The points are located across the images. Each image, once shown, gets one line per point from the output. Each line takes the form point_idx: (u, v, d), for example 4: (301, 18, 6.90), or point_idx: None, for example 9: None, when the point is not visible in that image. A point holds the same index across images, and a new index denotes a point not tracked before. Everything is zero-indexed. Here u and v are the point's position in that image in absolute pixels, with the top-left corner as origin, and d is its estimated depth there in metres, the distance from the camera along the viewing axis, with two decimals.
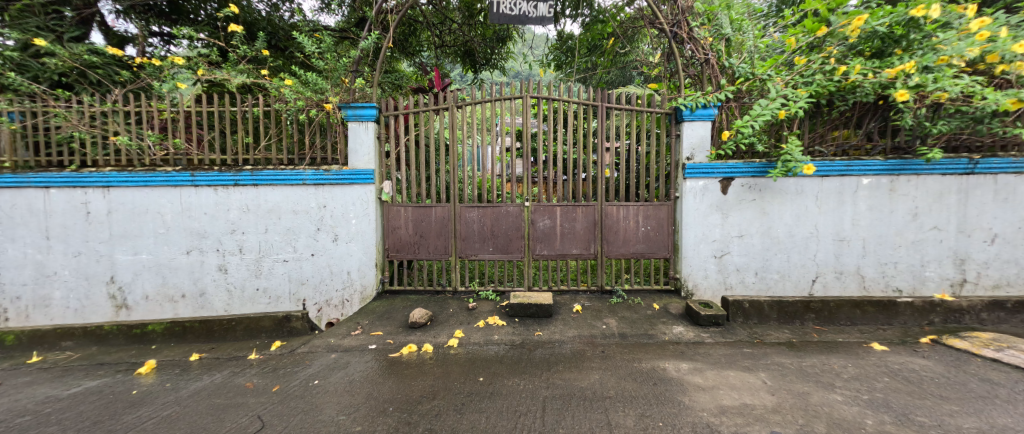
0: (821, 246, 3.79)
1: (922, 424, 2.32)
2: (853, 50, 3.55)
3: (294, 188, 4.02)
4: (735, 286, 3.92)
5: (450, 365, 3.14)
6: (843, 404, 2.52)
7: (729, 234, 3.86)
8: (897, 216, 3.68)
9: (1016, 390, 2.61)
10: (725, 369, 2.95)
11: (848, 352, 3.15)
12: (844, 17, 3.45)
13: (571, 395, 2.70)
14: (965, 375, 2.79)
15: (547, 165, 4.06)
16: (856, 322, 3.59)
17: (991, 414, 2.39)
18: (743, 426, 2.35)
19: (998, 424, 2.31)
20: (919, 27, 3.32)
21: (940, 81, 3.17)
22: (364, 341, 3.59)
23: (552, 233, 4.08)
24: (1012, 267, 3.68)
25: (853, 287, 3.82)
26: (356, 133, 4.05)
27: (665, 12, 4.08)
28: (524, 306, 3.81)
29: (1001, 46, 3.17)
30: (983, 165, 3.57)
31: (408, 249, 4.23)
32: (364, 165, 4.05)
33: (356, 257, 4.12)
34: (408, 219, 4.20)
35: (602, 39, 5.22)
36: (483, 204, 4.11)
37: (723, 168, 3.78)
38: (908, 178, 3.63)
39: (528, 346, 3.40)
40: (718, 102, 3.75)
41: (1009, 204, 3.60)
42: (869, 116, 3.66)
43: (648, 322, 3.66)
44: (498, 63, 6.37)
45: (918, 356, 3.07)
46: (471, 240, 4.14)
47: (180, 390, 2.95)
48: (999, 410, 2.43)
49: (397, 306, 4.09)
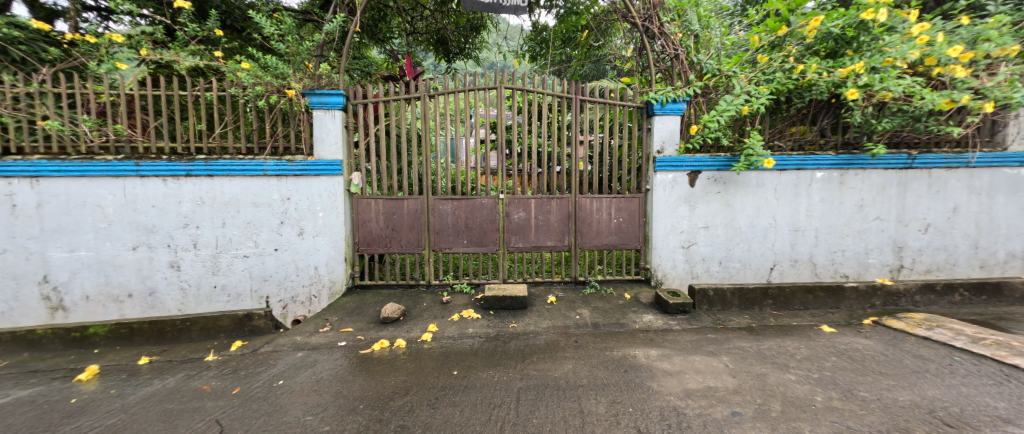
0: (778, 236, 3.98)
1: (864, 398, 2.53)
2: (810, 50, 3.76)
3: (254, 179, 3.81)
4: (702, 275, 4.06)
5: (423, 360, 3.10)
6: (796, 383, 2.70)
7: (695, 225, 3.97)
8: (845, 208, 3.92)
9: (943, 364, 2.89)
10: (691, 354, 3.09)
11: (800, 335, 3.37)
12: (803, 18, 3.61)
13: (545, 385, 2.74)
14: (901, 353, 3.06)
15: (522, 158, 4.00)
16: (808, 306, 3.84)
17: (922, 387, 2.63)
18: (707, 408, 2.46)
19: (928, 396, 2.55)
20: (868, 30, 3.57)
21: (885, 81, 3.41)
22: (333, 338, 3.48)
23: (526, 225, 4.06)
24: (941, 254, 3.99)
25: (806, 274, 4.06)
26: (322, 122, 3.89)
27: (638, 6, 4.08)
28: (498, 298, 3.83)
29: (938, 49, 3.43)
30: (920, 160, 3.84)
31: (379, 242, 4.11)
32: (332, 156, 3.92)
33: (323, 251, 3.99)
34: (379, 212, 4.07)
35: (577, 31, 5.15)
36: (457, 196, 4.03)
37: (692, 162, 3.86)
38: (855, 172, 3.87)
39: (503, 338, 3.41)
40: (687, 97, 3.82)
41: (941, 196, 3.89)
42: (823, 114, 3.88)
43: (620, 311, 3.76)
44: (472, 53, 6.22)
45: (861, 336, 3.33)
46: (445, 233, 4.07)
47: (126, 396, 2.75)
48: (929, 383, 2.68)
49: (368, 302, 4.02)
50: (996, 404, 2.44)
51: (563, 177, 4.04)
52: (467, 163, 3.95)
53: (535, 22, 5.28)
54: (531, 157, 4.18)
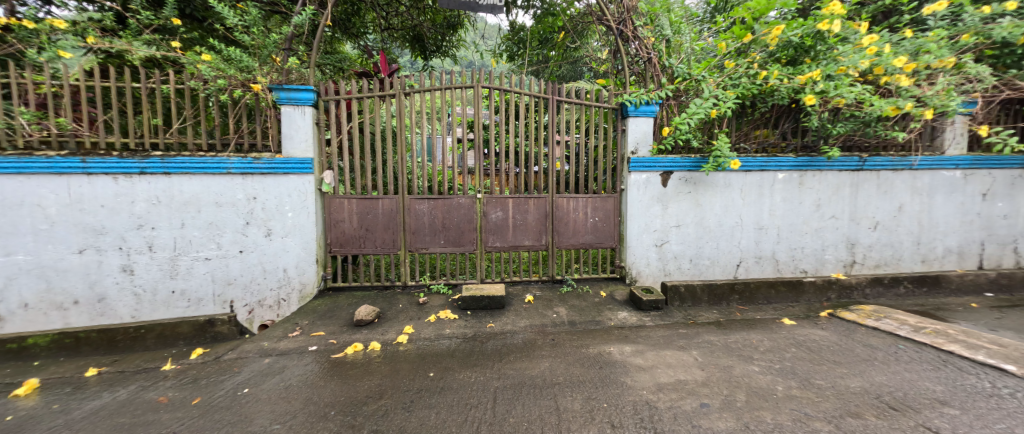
0: (744, 234, 4.16)
1: (820, 386, 2.69)
2: (772, 57, 3.95)
3: (216, 178, 3.62)
4: (673, 272, 4.20)
5: (398, 362, 3.04)
6: (759, 374, 2.84)
7: (668, 224, 4.09)
8: (804, 207, 4.15)
9: (889, 352, 3.12)
10: (663, 349, 3.19)
11: (764, 328, 3.55)
12: (765, 27, 3.81)
13: (521, 384, 2.75)
14: (852, 343, 3.28)
15: (501, 158, 4.00)
16: (771, 300, 4.04)
17: (871, 374, 2.83)
18: (677, 401, 2.55)
19: (876, 382, 2.74)
20: (824, 40, 3.78)
21: (839, 89, 3.60)
22: (302, 343, 3.37)
23: (504, 225, 4.06)
24: (890, 250, 4.28)
25: (769, 270, 4.27)
26: (290, 118, 3.77)
27: (612, 10, 4.17)
28: (476, 298, 3.82)
29: (885, 59, 3.65)
30: (870, 163, 4.11)
31: (353, 243, 4.03)
32: (302, 154, 3.81)
33: (293, 253, 3.86)
34: (353, 212, 3.98)
35: (554, 32, 5.11)
36: (434, 196, 3.98)
37: (664, 162, 3.98)
38: (814, 173, 4.10)
39: (480, 338, 3.40)
40: (660, 99, 3.91)
41: (888, 196, 4.18)
42: (784, 118, 4.10)
43: (596, 309, 3.83)
44: (449, 51, 6.16)
45: (818, 328, 3.54)
46: (421, 233, 4.02)
47: (72, 411, 2.55)
48: (877, 370, 2.88)
49: (340, 304, 3.91)
50: (934, 387, 2.66)
51: (540, 176, 4.06)
52: (445, 162, 3.91)
53: (513, 22, 5.27)
54: (509, 157, 4.18)
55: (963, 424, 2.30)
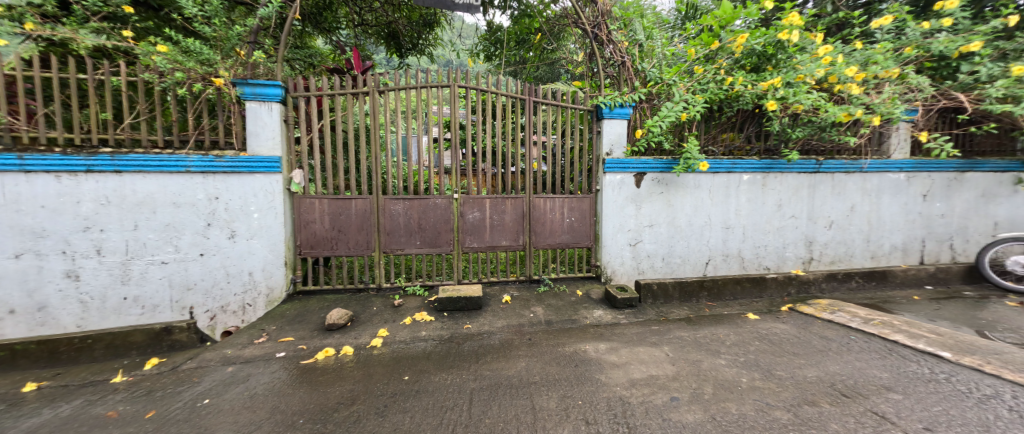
0: (712, 233, 4.33)
1: (780, 377, 2.84)
2: (737, 64, 4.12)
3: (174, 176, 3.41)
4: (647, 270, 4.31)
5: (372, 367, 2.97)
6: (726, 367, 2.96)
7: (641, 224, 4.20)
8: (767, 207, 4.37)
9: (841, 343, 3.33)
10: (636, 346, 3.27)
11: (730, 322, 3.71)
12: (731, 35, 4.00)
13: (498, 384, 2.75)
14: (810, 335, 3.48)
15: (480, 158, 3.98)
16: (737, 296, 4.23)
17: (826, 364, 3.01)
18: (649, 395, 2.62)
19: (830, 371, 2.92)
20: (784, 49, 3.99)
21: (798, 95, 3.80)
22: (269, 349, 3.23)
23: (481, 225, 4.04)
24: (843, 247, 4.56)
25: (735, 267, 4.46)
26: (256, 114, 3.61)
27: (588, 13, 4.33)
28: (453, 300, 3.79)
29: (838, 69, 3.88)
30: (826, 165, 4.37)
31: (324, 245, 3.90)
32: (268, 152, 3.65)
33: (259, 255, 3.69)
34: (324, 212, 3.86)
35: (530, 34, 5.14)
36: (410, 196, 3.91)
37: (638, 164, 4.08)
38: (775, 175, 4.32)
39: (457, 340, 3.37)
40: (633, 102, 4.02)
41: (842, 196, 4.46)
42: (748, 122, 4.30)
43: (572, 308, 3.88)
44: (425, 49, 6.06)
45: (779, 322, 3.74)
46: (396, 234, 3.94)
47: (6, 431, 2.34)
48: (831, 360, 3.07)
49: (310, 308, 3.77)
50: (881, 374, 2.86)
51: (518, 177, 4.07)
52: (422, 162, 3.84)
53: (490, 22, 5.25)
54: (487, 157, 4.16)
55: (905, 407, 2.49)
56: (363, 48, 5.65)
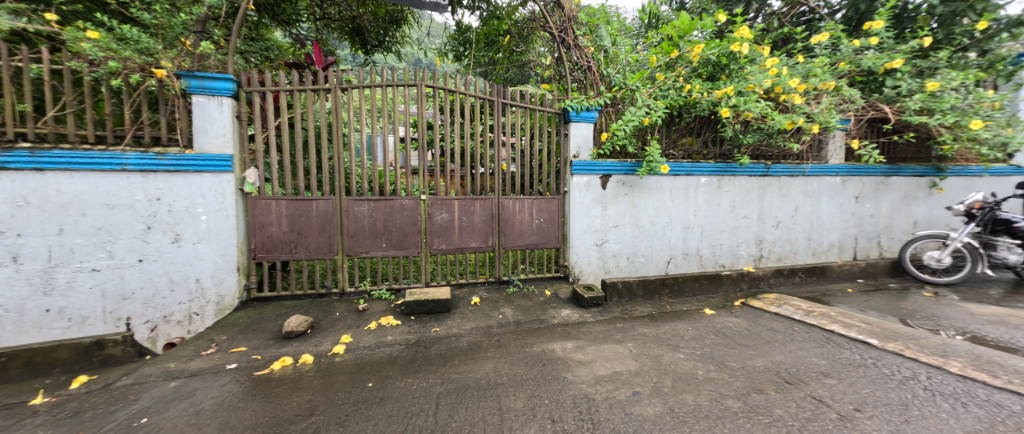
0: (673, 233, 4.52)
1: (732, 367, 3.02)
2: (695, 73, 4.34)
3: (108, 175, 3.09)
4: (612, 269, 4.42)
5: (333, 375, 2.85)
6: (684, 360, 3.11)
7: (607, 224, 4.30)
8: (722, 208, 4.62)
9: (786, 334, 3.59)
10: (602, 343, 3.36)
11: (689, 318, 3.90)
12: (689, 44, 4.19)
13: (465, 387, 2.72)
14: (759, 327, 3.72)
15: (450, 159, 3.93)
16: (696, 293, 4.44)
17: (773, 354, 3.23)
18: (612, 391, 2.70)
19: (776, 360, 3.14)
20: (736, 60, 4.25)
21: (747, 104, 4.07)
22: (219, 361, 3.01)
23: (450, 226, 3.99)
24: (789, 245, 4.91)
25: (694, 265, 4.67)
26: (204, 109, 3.40)
27: (555, 17, 4.35)
28: (420, 303, 3.72)
29: (783, 80, 4.16)
30: (775, 168, 4.68)
31: (282, 248, 3.73)
32: (218, 149, 3.45)
33: (208, 261, 3.46)
34: (282, 214, 3.69)
35: (498, 36, 5.09)
36: (375, 197, 3.81)
37: (603, 166, 4.18)
38: (729, 178, 4.58)
39: (424, 343, 3.31)
40: (598, 106, 4.13)
41: (787, 198, 4.80)
42: (705, 128, 4.56)
43: (541, 308, 3.92)
44: (392, 47, 5.87)
45: (733, 316, 3.97)
46: (361, 236, 3.82)
47: None
48: (777, 350, 3.30)
49: (266, 316, 3.56)
50: (820, 362, 3.11)
51: (489, 178, 4.06)
52: (391, 162, 3.76)
53: (459, 22, 5.18)
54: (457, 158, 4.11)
55: (839, 391, 2.72)
56: (325, 43, 5.40)
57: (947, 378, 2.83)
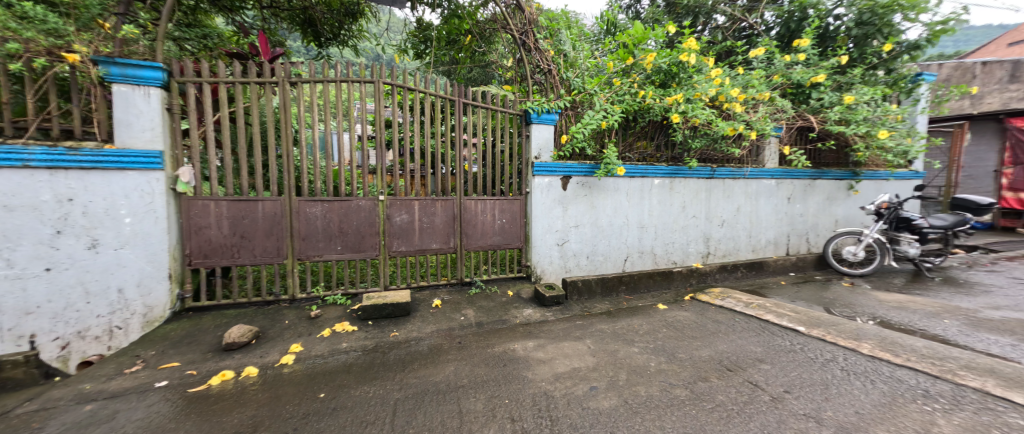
0: (630, 232, 4.69)
1: (682, 358, 3.20)
2: (648, 79, 4.54)
3: (5, 172, 2.66)
4: (573, 268, 4.51)
5: (280, 387, 2.66)
6: (638, 354, 3.25)
7: (568, 224, 4.38)
8: (673, 208, 4.87)
9: (728, 325, 3.86)
10: (562, 341, 3.42)
11: (643, 313, 4.07)
12: (643, 53, 4.36)
13: (424, 392, 2.65)
14: (705, 320, 3.97)
15: (412, 158, 3.81)
16: (650, 289, 4.65)
17: (717, 344, 3.46)
18: (571, 388, 2.75)
19: (720, 349, 3.36)
20: (685, 69, 4.49)
21: (695, 110, 4.32)
22: (146, 378, 2.72)
23: (409, 228, 3.89)
24: (733, 242, 5.27)
25: (649, 263, 4.88)
26: (127, 100, 3.04)
27: (516, 19, 4.41)
28: (378, 307, 3.58)
29: (726, 90, 4.45)
30: (720, 171, 5.01)
31: (223, 253, 3.45)
32: (145, 145, 3.10)
33: (133, 268, 3.09)
34: (222, 216, 3.42)
35: (460, 35, 5.04)
36: (329, 198, 3.64)
37: (564, 168, 4.23)
38: (680, 180, 4.82)
39: (382, 349, 3.18)
40: (558, 109, 4.18)
41: (730, 198, 5.16)
42: (658, 132, 4.79)
43: (503, 308, 3.92)
44: (348, 40, 5.52)
45: (682, 310, 4.21)
46: (313, 239, 3.64)
47: None
48: (721, 340, 3.54)
49: (203, 327, 3.27)
50: (757, 349, 3.37)
51: (453, 179, 3.99)
52: (349, 161, 3.61)
53: (419, 19, 5.03)
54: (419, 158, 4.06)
55: (773, 375, 2.96)
56: (272, 32, 5.04)
57: (860, 358, 3.18)
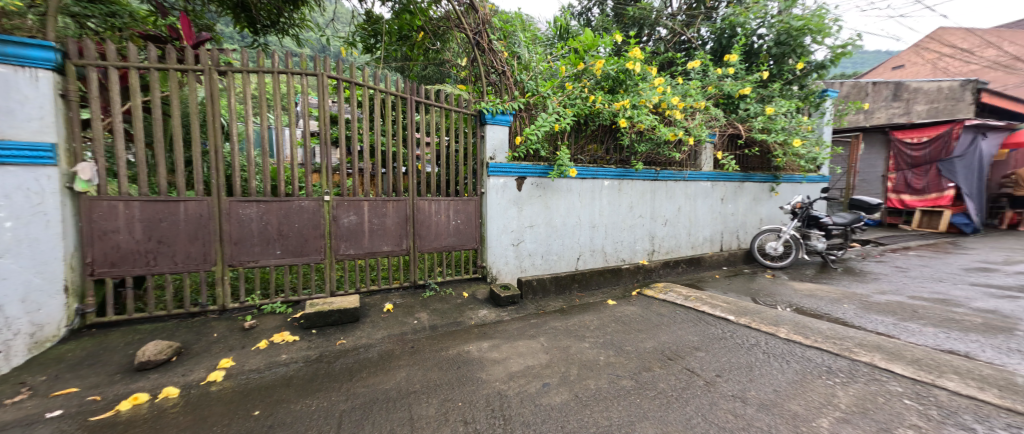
0: (582, 232, 4.83)
1: (628, 351, 3.35)
2: (598, 85, 4.71)
3: None
4: (528, 268, 4.54)
5: (207, 406, 2.41)
6: (589, 349, 3.36)
7: (523, 224, 4.41)
8: (622, 208, 5.09)
9: (668, 317, 4.12)
10: (516, 340, 3.44)
11: (594, 309, 4.22)
12: (593, 59, 4.52)
13: (373, 400, 2.54)
14: (649, 313, 4.20)
15: (362, 157, 3.63)
16: (601, 286, 4.84)
17: (659, 336, 3.67)
18: (524, 385, 2.78)
19: (662, 340, 3.58)
20: (631, 77, 4.72)
21: (640, 116, 4.55)
22: (35, 407, 2.33)
23: (359, 230, 3.70)
24: (674, 240, 5.62)
25: (600, 261, 5.06)
26: (8, 82, 2.59)
27: (469, 19, 4.35)
28: (323, 314, 3.37)
29: (668, 98, 4.74)
30: (663, 174, 5.32)
31: (136, 261, 3.05)
32: (31, 136, 2.65)
33: (17, 280, 2.61)
34: (133, 219, 3.02)
35: (412, 31, 4.89)
36: (267, 198, 3.36)
37: (519, 168, 4.25)
38: (628, 182, 5.05)
39: (327, 359, 2.99)
40: (513, 111, 4.20)
41: (671, 199, 5.49)
42: (607, 136, 4.98)
43: (458, 310, 3.86)
44: (289, 29, 5.14)
45: (629, 305, 4.42)
46: (248, 243, 3.33)
47: None
48: (663, 331, 3.77)
49: (110, 345, 2.87)
50: (693, 339, 3.63)
51: (408, 178, 3.85)
52: (293, 158, 3.35)
53: (368, 11, 4.81)
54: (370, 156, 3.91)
55: (707, 361, 3.20)
56: (199, 15, 4.43)
57: (777, 342, 3.55)
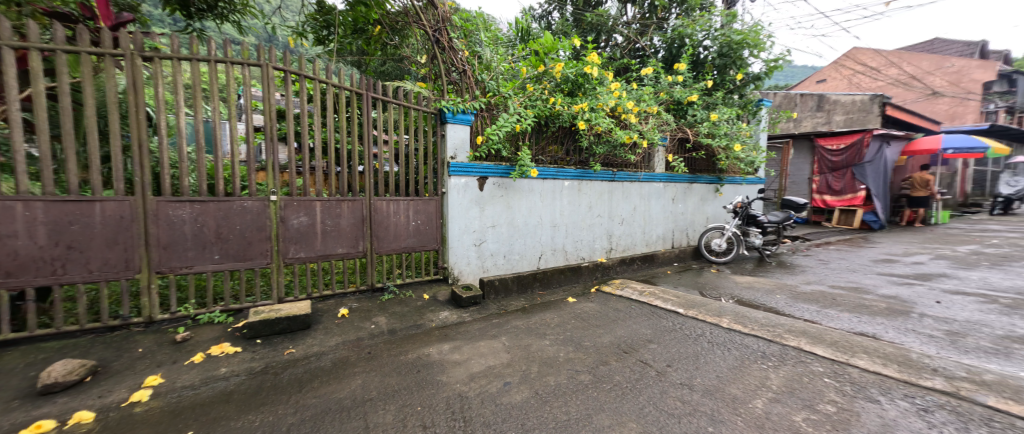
0: (543, 231, 4.86)
1: (586, 346, 3.42)
2: (558, 88, 4.77)
3: None
4: (490, 268, 4.50)
5: (129, 430, 2.14)
6: (549, 346, 3.38)
7: (484, 225, 4.35)
8: (581, 208, 5.18)
9: (623, 312, 4.25)
10: (477, 341, 3.39)
11: (554, 307, 4.26)
12: (553, 62, 4.57)
13: (325, 411, 2.38)
14: (606, 309, 4.32)
15: (315, 155, 3.41)
16: (561, 284, 4.92)
17: (616, 330, 3.78)
18: (484, 386, 2.74)
19: (618, 335, 3.68)
20: (590, 81, 4.82)
21: (597, 119, 4.66)
22: None
23: (310, 232, 3.47)
24: (630, 238, 5.82)
25: (560, 259, 5.12)
26: None
27: (428, 16, 4.20)
28: (269, 322, 3.12)
29: (623, 102, 4.89)
30: (620, 175, 5.49)
31: (39, 270, 2.65)
32: None
33: None
34: (36, 221, 2.61)
35: (368, 24, 4.68)
36: (204, 197, 3.05)
37: (480, 168, 4.19)
38: (587, 182, 5.15)
39: (273, 370, 2.77)
40: (474, 110, 4.13)
41: (627, 198, 5.68)
42: (567, 138, 5.06)
43: (418, 312, 3.74)
44: (229, 16, 4.72)
45: (588, 301, 4.51)
46: (179, 247, 3.00)
47: None
48: (619, 326, 3.88)
49: (6, 367, 2.48)
50: (646, 332, 3.78)
51: (365, 177, 3.68)
52: (236, 155, 3.08)
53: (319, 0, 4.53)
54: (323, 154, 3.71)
55: (659, 352, 3.34)
56: None
57: (721, 331, 3.78)
